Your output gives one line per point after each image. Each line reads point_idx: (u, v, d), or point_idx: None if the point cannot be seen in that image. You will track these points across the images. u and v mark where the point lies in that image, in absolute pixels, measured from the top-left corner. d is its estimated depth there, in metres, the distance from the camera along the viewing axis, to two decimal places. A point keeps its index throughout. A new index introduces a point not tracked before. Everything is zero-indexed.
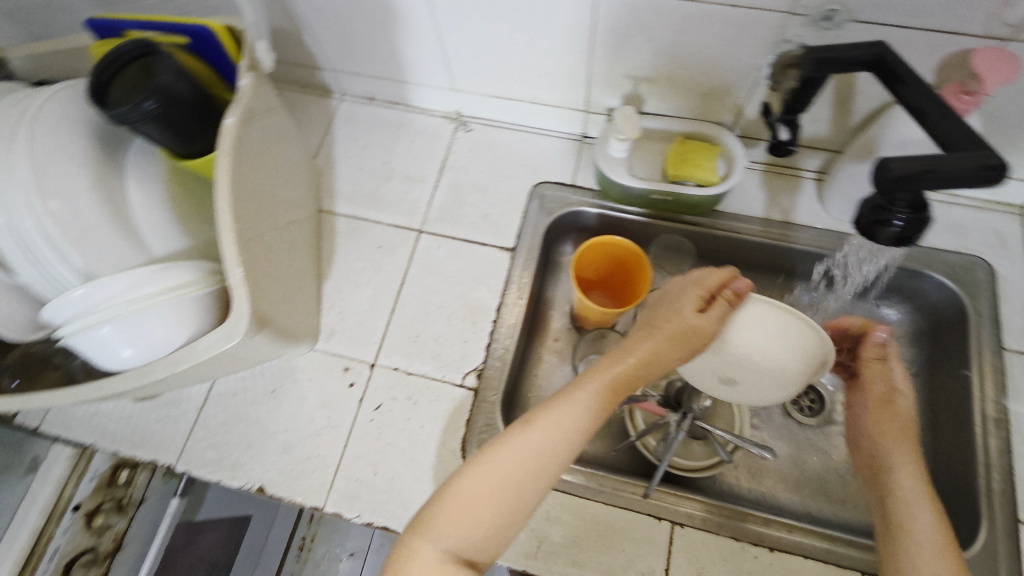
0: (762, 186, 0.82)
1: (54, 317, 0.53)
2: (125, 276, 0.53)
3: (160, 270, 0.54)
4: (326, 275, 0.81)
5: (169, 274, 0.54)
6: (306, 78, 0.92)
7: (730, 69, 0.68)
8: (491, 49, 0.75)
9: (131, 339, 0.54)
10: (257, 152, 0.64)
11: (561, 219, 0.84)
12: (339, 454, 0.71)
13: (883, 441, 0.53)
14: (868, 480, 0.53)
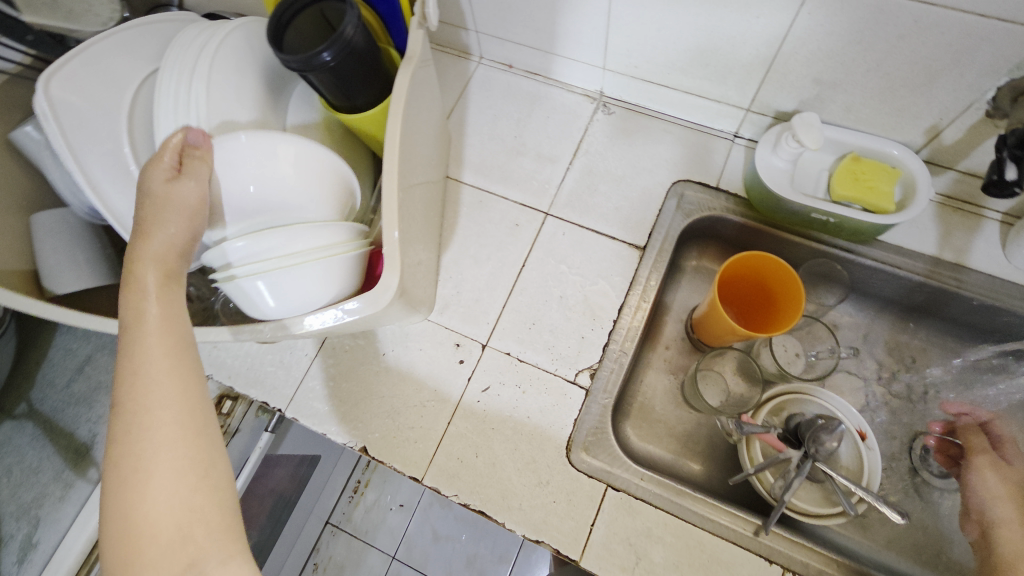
0: (934, 220, 0.73)
1: (211, 261, 0.52)
2: (286, 233, 0.51)
3: (316, 230, 0.52)
4: (447, 244, 0.80)
5: (324, 234, 0.53)
6: (448, 37, 0.89)
7: (944, 86, 0.60)
8: (660, 30, 0.70)
9: (283, 294, 0.53)
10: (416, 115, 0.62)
11: (696, 223, 0.79)
12: (443, 429, 0.70)
13: (1001, 503, 0.57)
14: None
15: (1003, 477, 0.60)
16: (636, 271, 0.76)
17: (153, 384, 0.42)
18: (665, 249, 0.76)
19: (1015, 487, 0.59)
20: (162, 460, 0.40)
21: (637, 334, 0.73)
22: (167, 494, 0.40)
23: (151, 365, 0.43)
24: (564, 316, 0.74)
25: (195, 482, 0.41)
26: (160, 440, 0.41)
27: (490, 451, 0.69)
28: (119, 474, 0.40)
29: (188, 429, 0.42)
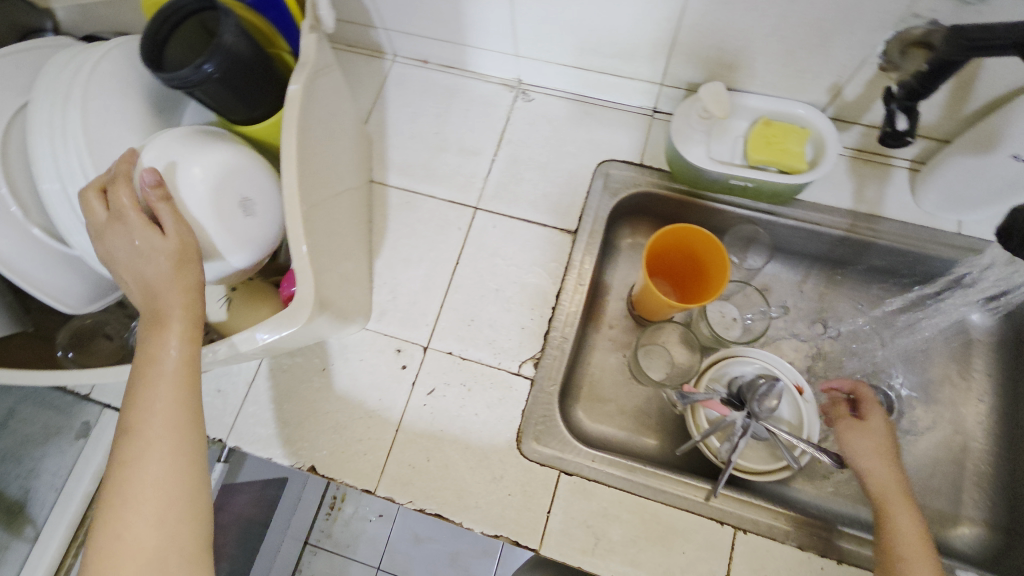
0: (848, 175, 0.76)
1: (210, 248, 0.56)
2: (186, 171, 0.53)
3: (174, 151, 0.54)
4: (378, 250, 0.78)
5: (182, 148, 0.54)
6: (357, 37, 0.87)
7: (840, 44, 0.62)
8: (565, 14, 0.69)
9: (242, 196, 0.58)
10: (317, 125, 0.60)
11: (625, 201, 0.79)
12: (391, 437, 0.69)
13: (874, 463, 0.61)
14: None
15: (867, 436, 0.63)
16: (570, 255, 0.76)
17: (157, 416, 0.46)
18: (597, 231, 0.77)
19: (880, 444, 0.62)
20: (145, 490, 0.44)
21: (576, 318, 0.73)
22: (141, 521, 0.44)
23: (160, 398, 0.47)
24: (503, 309, 0.74)
25: (169, 515, 0.45)
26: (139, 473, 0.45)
27: (442, 453, 0.68)
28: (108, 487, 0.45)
29: (172, 470, 0.45)
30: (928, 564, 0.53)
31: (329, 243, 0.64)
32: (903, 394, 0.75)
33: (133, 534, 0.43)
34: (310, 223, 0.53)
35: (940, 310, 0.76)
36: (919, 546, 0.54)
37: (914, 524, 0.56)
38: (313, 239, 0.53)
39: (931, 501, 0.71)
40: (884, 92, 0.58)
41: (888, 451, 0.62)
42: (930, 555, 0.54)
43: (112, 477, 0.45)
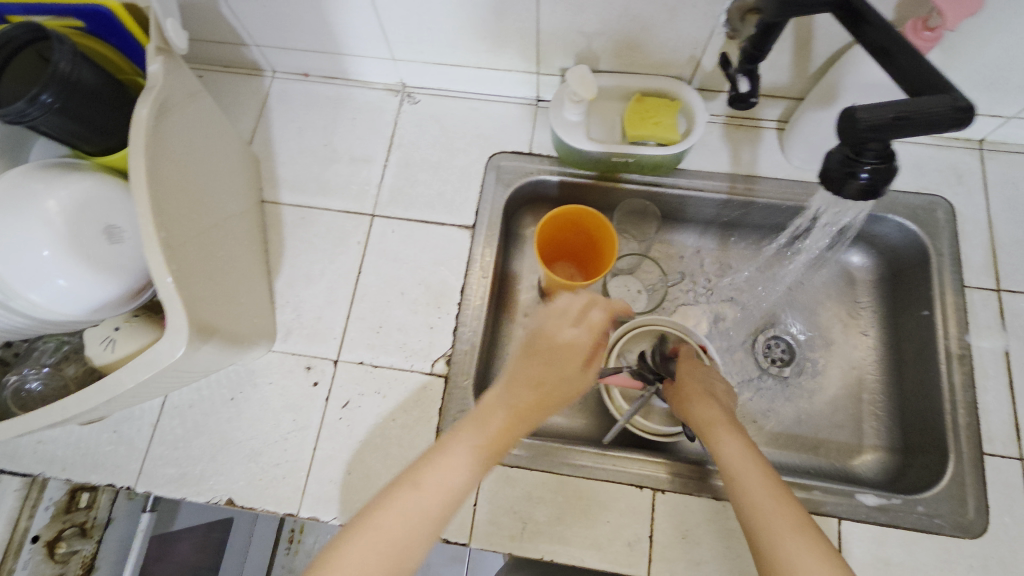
0: (723, 140, 0.80)
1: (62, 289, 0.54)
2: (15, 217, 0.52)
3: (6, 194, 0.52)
4: (276, 270, 0.76)
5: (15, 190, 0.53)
6: (230, 57, 0.85)
7: (685, 18, 0.65)
8: (429, 12, 0.70)
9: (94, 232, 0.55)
10: (178, 149, 0.58)
11: (520, 190, 0.81)
12: (310, 456, 0.68)
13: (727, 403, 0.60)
14: (743, 530, 0.51)
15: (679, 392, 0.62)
16: (471, 250, 0.77)
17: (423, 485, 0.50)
18: (494, 222, 0.78)
19: (699, 391, 0.61)
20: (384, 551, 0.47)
21: (484, 311, 0.74)
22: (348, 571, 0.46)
23: None
24: (410, 312, 0.74)
25: None
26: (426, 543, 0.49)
27: (363, 464, 0.67)
28: None
29: None
30: (769, 499, 0.50)
31: (218, 270, 0.62)
32: (801, 339, 0.80)
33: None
34: (175, 250, 0.52)
35: (798, 256, 0.81)
36: (759, 480, 0.52)
37: (740, 460, 0.54)
38: (181, 264, 0.51)
39: (836, 435, 0.75)
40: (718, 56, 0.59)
41: (705, 396, 0.60)
42: (779, 489, 0.51)
43: None
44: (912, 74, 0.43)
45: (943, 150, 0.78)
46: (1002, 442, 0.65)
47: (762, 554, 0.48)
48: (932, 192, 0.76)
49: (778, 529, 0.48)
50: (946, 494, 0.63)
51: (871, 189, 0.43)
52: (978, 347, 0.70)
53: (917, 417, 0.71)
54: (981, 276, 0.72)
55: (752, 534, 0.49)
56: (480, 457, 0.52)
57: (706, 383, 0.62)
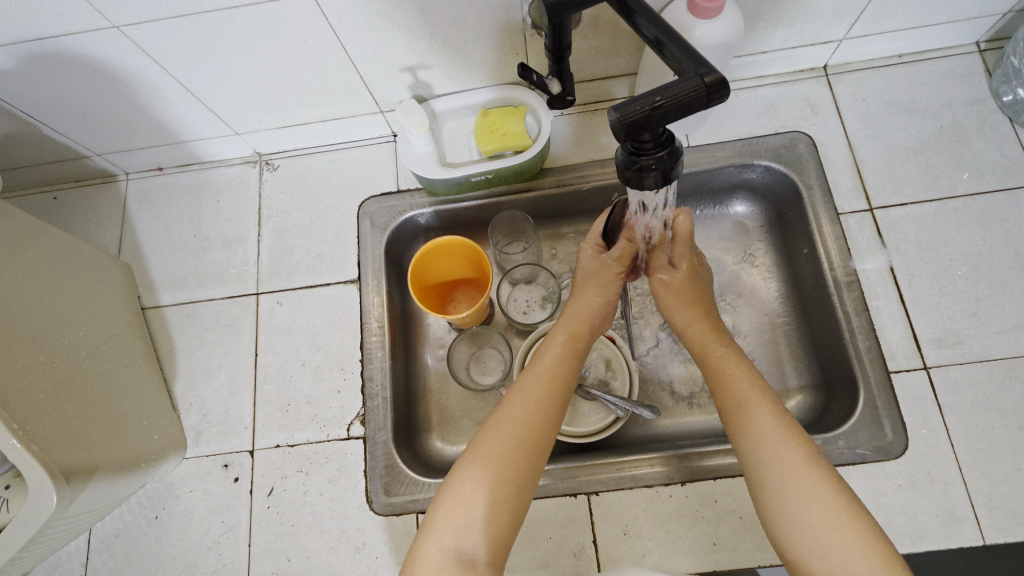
0: (581, 130, 0.80)
1: None
2: None
3: None
4: (173, 374, 0.75)
5: None
6: (78, 171, 0.83)
7: (494, 29, 0.65)
8: (248, 81, 0.69)
9: None
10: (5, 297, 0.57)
11: (399, 230, 0.79)
12: (246, 553, 0.67)
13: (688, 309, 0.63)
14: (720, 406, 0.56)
15: (671, 286, 0.64)
16: (361, 301, 0.76)
17: (487, 444, 0.52)
18: (377, 268, 0.77)
19: (686, 292, 0.64)
20: (463, 515, 0.48)
21: (388, 359, 0.73)
22: (438, 540, 0.48)
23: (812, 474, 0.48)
24: (315, 381, 0.73)
25: (828, 557, 0.45)
26: (521, 494, 0.51)
27: (300, 547, 0.67)
28: (803, 534, 0.47)
29: (816, 478, 0.48)
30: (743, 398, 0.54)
31: (91, 399, 0.61)
32: None
33: (425, 556, 0.47)
34: (12, 407, 0.52)
35: None
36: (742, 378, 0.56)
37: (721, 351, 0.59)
38: (28, 424, 0.53)
39: None
40: (520, 65, 0.58)
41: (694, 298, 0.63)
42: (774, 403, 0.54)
43: (813, 540, 0.46)
44: (678, 57, 0.43)
45: (791, 85, 0.79)
46: (905, 356, 0.67)
47: (749, 467, 0.51)
48: (791, 128, 0.77)
49: (768, 445, 0.51)
50: (862, 420, 0.65)
51: (667, 175, 0.43)
52: (864, 270, 0.71)
53: (825, 351, 0.71)
54: (853, 199, 0.74)
55: (737, 442, 0.53)
56: (507, 448, 0.51)
57: (695, 276, 0.65)
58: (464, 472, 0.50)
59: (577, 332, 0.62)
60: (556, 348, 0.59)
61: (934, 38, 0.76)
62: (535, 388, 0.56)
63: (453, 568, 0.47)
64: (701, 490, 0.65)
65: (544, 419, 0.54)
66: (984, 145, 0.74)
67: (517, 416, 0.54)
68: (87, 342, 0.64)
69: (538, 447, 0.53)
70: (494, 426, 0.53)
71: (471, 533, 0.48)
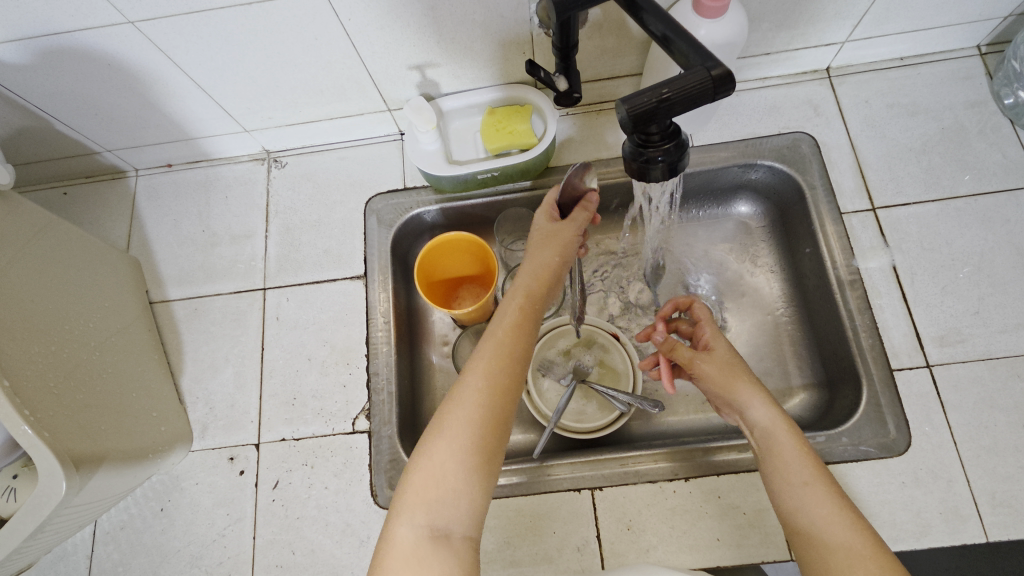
0: (586, 130, 0.81)
1: None
2: None
3: None
4: (180, 368, 0.76)
5: None
6: (89, 167, 0.84)
7: (502, 29, 0.66)
8: (259, 78, 0.70)
9: None
10: (15, 287, 0.58)
11: (405, 227, 0.80)
12: (251, 546, 0.67)
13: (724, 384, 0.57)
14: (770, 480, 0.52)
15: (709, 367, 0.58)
16: (368, 297, 0.76)
17: (445, 419, 0.49)
18: (384, 265, 0.77)
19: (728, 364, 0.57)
20: (434, 491, 0.47)
21: (394, 355, 0.73)
22: (409, 520, 0.46)
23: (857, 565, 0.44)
24: (321, 376, 0.74)
25: None
26: (483, 464, 0.48)
27: (305, 540, 0.67)
28: None
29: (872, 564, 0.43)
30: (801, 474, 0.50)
31: (99, 389, 0.61)
32: (712, 298, 0.80)
33: (397, 538, 0.46)
34: (24, 393, 0.53)
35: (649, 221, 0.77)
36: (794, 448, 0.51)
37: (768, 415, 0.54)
38: (40, 411, 0.53)
39: (763, 385, 0.74)
40: (528, 62, 0.58)
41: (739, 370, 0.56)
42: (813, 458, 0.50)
43: None
44: (684, 51, 0.44)
45: (794, 87, 0.80)
46: (908, 353, 0.67)
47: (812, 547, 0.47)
48: (794, 129, 0.78)
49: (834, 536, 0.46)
50: (865, 417, 0.65)
51: (673, 167, 0.44)
52: (867, 268, 0.71)
53: (828, 350, 0.72)
54: (855, 199, 0.74)
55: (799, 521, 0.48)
56: (464, 419, 0.49)
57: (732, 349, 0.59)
58: (429, 447, 0.48)
59: (536, 291, 0.58)
60: (513, 309, 0.56)
61: (936, 41, 0.77)
62: (491, 354, 0.52)
63: (428, 544, 0.45)
64: (705, 485, 0.65)
65: (501, 386, 0.51)
66: (985, 146, 0.74)
67: (472, 386, 0.51)
68: (96, 334, 0.65)
69: (498, 414, 0.50)
70: (455, 400, 0.50)
71: (443, 507, 0.47)
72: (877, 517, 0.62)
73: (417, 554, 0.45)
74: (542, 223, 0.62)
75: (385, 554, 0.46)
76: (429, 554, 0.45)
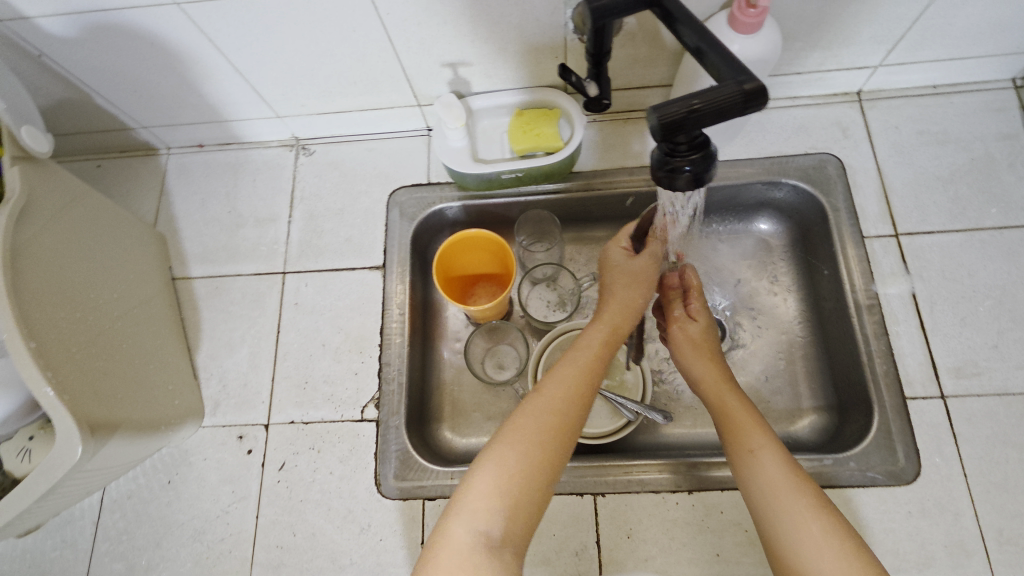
0: (613, 137, 0.81)
1: None
2: None
3: None
4: (197, 344, 0.77)
5: None
6: (123, 142, 0.86)
7: (537, 33, 0.67)
8: (295, 66, 0.72)
9: None
10: (48, 252, 0.59)
11: (427, 222, 0.81)
12: (253, 526, 0.68)
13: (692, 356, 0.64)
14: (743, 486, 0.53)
15: (688, 337, 0.65)
16: (385, 289, 0.77)
17: (519, 431, 0.52)
18: (403, 257, 0.78)
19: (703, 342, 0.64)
20: (498, 500, 0.48)
21: (407, 347, 0.74)
22: (469, 522, 0.47)
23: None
24: (334, 362, 0.75)
25: None
26: (549, 483, 0.51)
27: (307, 523, 0.67)
28: None
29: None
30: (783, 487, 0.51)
31: (119, 357, 0.63)
32: (727, 313, 0.79)
33: (452, 537, 0.47)
34: (48, 355, 0.54)
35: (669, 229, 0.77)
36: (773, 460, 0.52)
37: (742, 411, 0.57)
38: (62, 373, 0.55)
39: (773, 405, 0.74)
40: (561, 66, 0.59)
41: (708, 348, 0.64)
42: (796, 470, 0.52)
43: None
44: (717, 64, 0.44)
45: (823, 108, 0.80)
46: (922, 383, 0.66)
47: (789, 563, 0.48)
48: (821, 150, 0.78)
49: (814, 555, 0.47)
50: (875, 443, 0.64)
51: (699, 178, 0.44)
52: (886, 294, 0.71)
53: (841, 374, 0.72)
54: (878, 224, 0.74)
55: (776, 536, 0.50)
56: (540, 435, 0.51)
57: (711, 328, 0.65)
58: (498, 454, 0.50)
59: (619, 325, 0.62)
60: (596, 340, 0.60)
61: (971, 71, 0.76)
62: (569, 378, 0.56)
63: (482, 552, 0.46)
64: (708, 500, 0.65)
65: (577, 412, 0.54)
66: (1014, 180, 0.74)
67: (549, 406, 0.54)
68: (119, 304, 0.66)
69: (568, 438, 0.53)
70: (532, 415, 0.53)
71: (502, 518, 0.48)
72: (881, 545, 0.61)
73: (471, 559, 0.46)
74: (615, 253, 0.67)
75: (437, 551, 0.47)
76: (482, 563, 0.46)
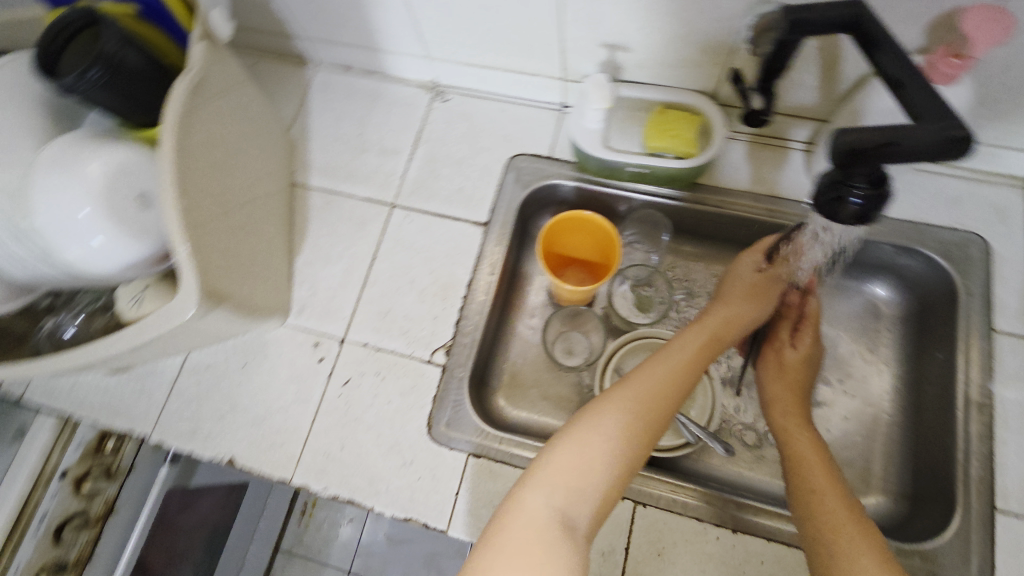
0: (747, 158, 0.78)
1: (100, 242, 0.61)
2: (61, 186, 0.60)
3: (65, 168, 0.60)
4: (298, 249, 0.81)
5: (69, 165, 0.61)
6: (282, 47, 0.91)
7: (708, 34, 0.65)
8: (461, 13, 0.73)
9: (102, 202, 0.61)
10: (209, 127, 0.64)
11: (538, 193, 0.81)
12: (308, 428, 0.71)
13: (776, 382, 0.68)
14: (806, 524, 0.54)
15: (783, 363, 0.69)
16: (481, 246, 0.78)
17: (604, 415, 0.53)
18: (508, 222, 0.79)
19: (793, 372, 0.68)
20: (577, 480, 0.49)
21: (488, 307, 0.75)
22: (546, 495, 0.48)
23: None
24: (417, 301, 0.77)
25: None
26: (627, 472, 0.51)
27: (356, 441, 0.70)
28: None
29: None
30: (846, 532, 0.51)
31: (238, 239, 0.67)
32: None
33: (527, 506, 0.48)
34: (192, 217, 0.58)
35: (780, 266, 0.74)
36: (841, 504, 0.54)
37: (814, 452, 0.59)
38: (200, 236, 0.59)
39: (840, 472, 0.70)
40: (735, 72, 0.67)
41: (796, 379, 0.68)
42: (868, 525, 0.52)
43: None
44: (920, 100, 0.42)
45: (983, 185, 0.74)
46: (1018, 500, 0.61)
47: None
48: (970, 228, 0.72)
49: None
50: (947, 545, 0.60)
51: (865, 214, 0.42)
52: (1002, 396, 0.65)
53: (926, 464, 0.67)
54: (1014, 322, 0.68)
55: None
56: (625, 423, 0.53)
57: (809, 361, 0.70)
58: (582, 433, 0.52)
59: (717, 337, 0.64)
60: (692, 346, 0.62)
61: None
62: (660, 377, 0.57)
63: (556, 527, 0.47)
64: (750, 545, 0.62)
65: (663, 409, 0.55)
66: None
67: (635, 399, 0.55)
68: (249, 192, 0.71)
69: (651, 433, 0.54)
70: (619, 404, 0.54)
71: (577, 498, 0.49)
72: None
73: (545, 530, 0.46)
74: (745, 267, 0.70)
75: (511, 518, 0.47)
76: (556, 537, 0.46)
